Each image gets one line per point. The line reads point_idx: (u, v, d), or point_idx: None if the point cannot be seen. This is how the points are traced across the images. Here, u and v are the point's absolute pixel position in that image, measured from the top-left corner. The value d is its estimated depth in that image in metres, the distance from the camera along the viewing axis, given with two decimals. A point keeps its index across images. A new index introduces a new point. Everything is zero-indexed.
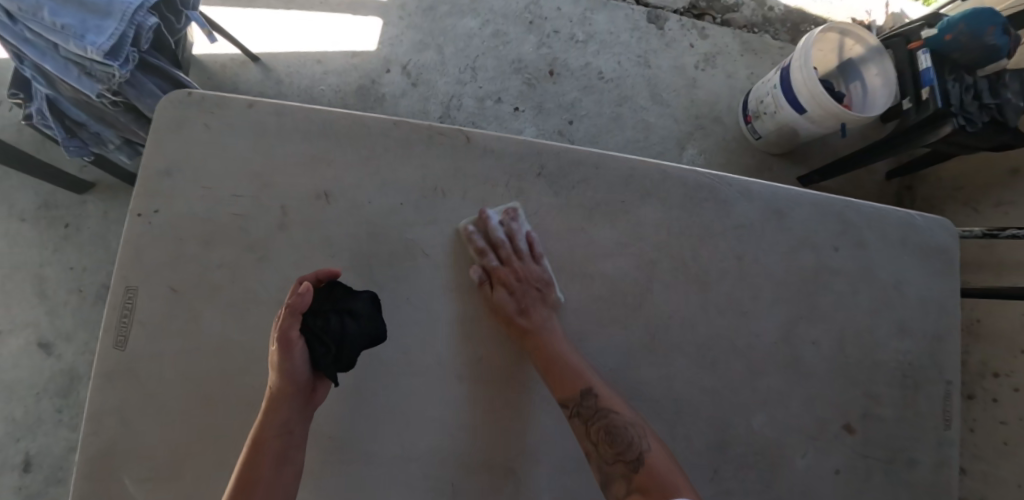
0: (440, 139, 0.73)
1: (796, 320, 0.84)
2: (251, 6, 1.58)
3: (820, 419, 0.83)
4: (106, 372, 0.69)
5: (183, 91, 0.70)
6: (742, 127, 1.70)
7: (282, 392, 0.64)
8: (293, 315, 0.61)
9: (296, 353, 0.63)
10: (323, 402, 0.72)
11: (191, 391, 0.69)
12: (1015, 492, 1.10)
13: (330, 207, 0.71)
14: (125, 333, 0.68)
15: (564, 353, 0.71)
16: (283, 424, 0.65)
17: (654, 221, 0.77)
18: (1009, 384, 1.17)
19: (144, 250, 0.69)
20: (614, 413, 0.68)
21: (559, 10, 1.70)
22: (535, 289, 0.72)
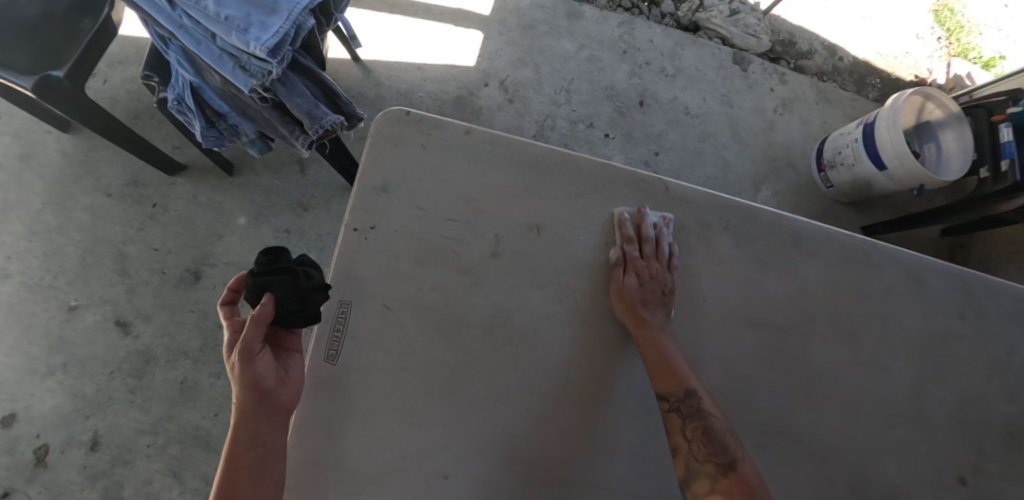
0: (641, 186, 0.77)
1: (924, 378, 0.90)
2: (392, 12, 1.63)
3: (944, 473, 0.87)
4: (315, 382, 0.66)
5: (403, 110, 0.72)
6: (814, 175, 1.77)
7: (250, 402, 0.59)
8: (251, 321, 0.59)
9: (256, 358, 0.60)
10: (529, 427, 0.68)
11: (397, 406, 0.66)
12: None
13: (539, 241, 0.73)
14: (338, 345, 0.66)
15: (674, 356, 0.68)
16: (258, 437, 0.58)
17: (637, 260, 0.72)
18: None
19: (362, 263, 0.68)
20: (713, 423, 0.64)
21: (651, 42, 1.75)
22: (650, 291, 0.70)
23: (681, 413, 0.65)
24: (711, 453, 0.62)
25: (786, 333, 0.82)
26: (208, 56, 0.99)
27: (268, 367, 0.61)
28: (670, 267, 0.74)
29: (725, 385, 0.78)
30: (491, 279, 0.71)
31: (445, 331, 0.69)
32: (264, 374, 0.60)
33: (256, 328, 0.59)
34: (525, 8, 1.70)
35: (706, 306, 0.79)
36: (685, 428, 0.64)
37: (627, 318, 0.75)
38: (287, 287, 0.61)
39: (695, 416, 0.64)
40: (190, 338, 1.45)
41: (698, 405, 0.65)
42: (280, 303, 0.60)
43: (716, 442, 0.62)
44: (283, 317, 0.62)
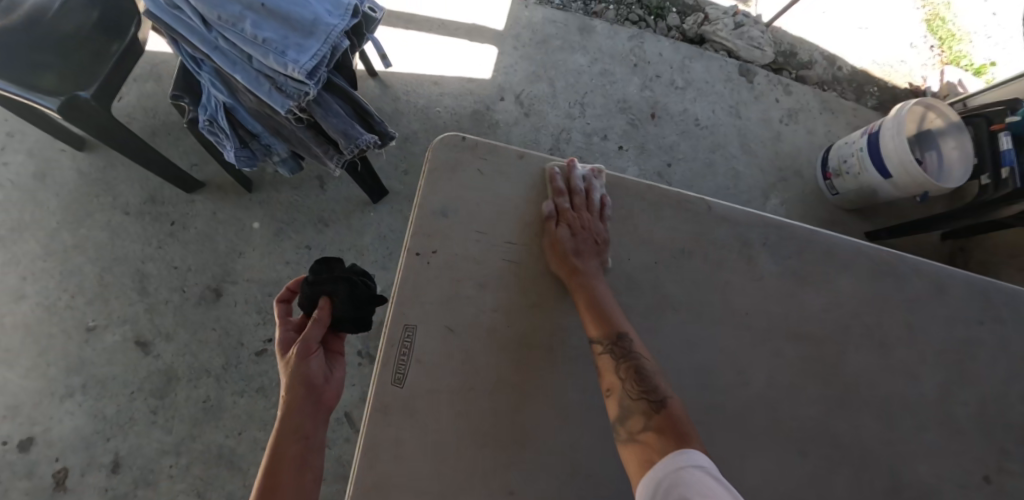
0: (685, 206, 0.80)
1: (950, 383, 0.93)
2: (409, 28, 1.65)
3: (969, 472, 0.91)
4: (383, 406, 0.67)
5: (460, 136, 0.74)
6: (820, 183, 1.82)
7: (299, 394, 0.75)
8: (313, 323, 0.79)
9: (309, 354, 0.78)
10: (589, 446, 0.70)
11: (464, 428, 0.68)
12: None
13: (592, 262, 0.75)
14: (406, 368, 0.68)
15: (607, 303, 0.69)
16: (301, 418, 0.74)
17: (568, 212, 0.73)
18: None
19: (426, 287, 0.71)
20: (645, 366, 0.65)
21: (660, 55, 1.79)
22: (582, 240, 0.71)
23: (617, 352, 0.65)
24: (646, 391, 0.63)
25: (823, 344, 0.85)
26: (245, 78, 1.00)
27: (318, 363, 0.79)
28: (603, 216, 0.75)
29: (769, 396, 0.81)
30: (549, 299, 0.73)
31: (508, 350, 0.71)
32: (314, 369, 0.78)
33: (316, 329, 0.78)
34: (538, 22, 1.73)
35: (749, 319, 0.81)
36: (618, 367, 0.65)
37: (677, 334, 0.77)
38: (347, 295, 0.82)
39: (630, 356, 0.65)
40: (213, 356, 1.44)
41: (632, 347, 0.66)
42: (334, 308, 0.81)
43: (649, 380, 0.64)
44: (334, 322, 0.82)
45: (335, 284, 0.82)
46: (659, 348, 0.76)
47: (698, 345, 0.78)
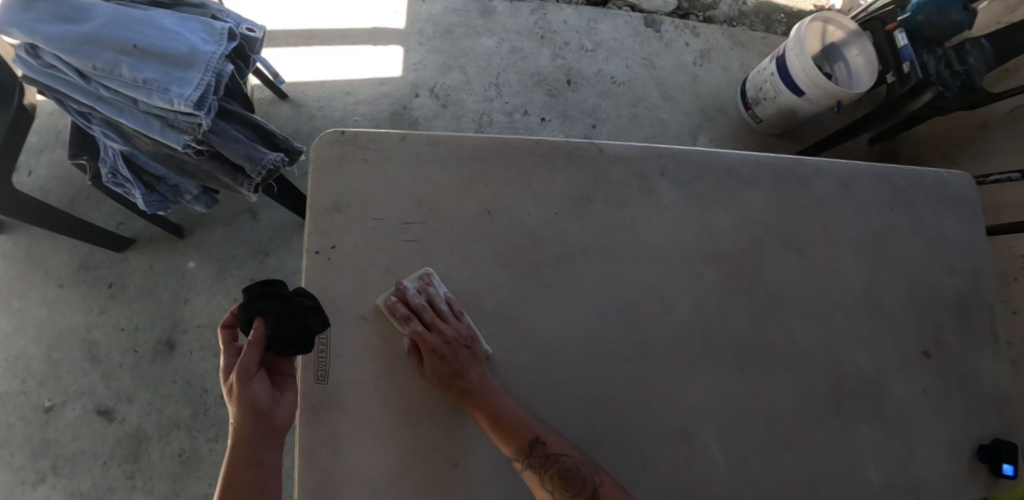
0: (576, 153, 0.80)
1: (874, 270, 0.94)
2: (309, 45, 1.64)
3: (904, 351, 0.94)
4: (311, 407, 0.68)
5: (337, 131, 0.76)
6: (743, 114, 1.86)
7: (247, 423, 0.61)
8: (247, 346, 0.61)
9: (248, 385, 0.61)
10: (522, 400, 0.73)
11: (397, 408, 0.69)
12: None
13: (493, 225, 0.76)
14: (325, 363, 0.69)
15: (502, 402, 0.67)
16: (243, 459, 0.60)
17: (426, 338, 0.68)
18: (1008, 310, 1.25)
19: (332, 284, 0.72)
20: (568, 462, 0.65)
21: (565, 22, 1.80)
22: (456, 357, 0.68)
23: (538, 465, 0.64)
24: (577, 492, 0.64)
25: (743, 258, 0.86)
26: (136, 122, 0.98)
27: (264, 392, 0.62)
28: (458, 318, 0.71)
29: (697, 318, 0.82)
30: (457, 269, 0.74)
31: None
32: (259, 396, 0.62)
33: (250, 354, 0.60)
34: (438, 13, 1.73)
35: (662, 249, 0.82)
36: (543, 479, 0.64)
37: (591, 276, 0.78)
38: (278, 312, 0.63)
39: (549, 464, 0.64)
40: (179, 409, 1.42)
41: (550, 449, 0.65)
42: (269, 328, 0.62)
43: (577, 480, 0.64)
44: (273, 341, 0.63)
45: (265, 301, 0.64)
46: (578, 295, 0.77)
47: (616, 285, 0.78)
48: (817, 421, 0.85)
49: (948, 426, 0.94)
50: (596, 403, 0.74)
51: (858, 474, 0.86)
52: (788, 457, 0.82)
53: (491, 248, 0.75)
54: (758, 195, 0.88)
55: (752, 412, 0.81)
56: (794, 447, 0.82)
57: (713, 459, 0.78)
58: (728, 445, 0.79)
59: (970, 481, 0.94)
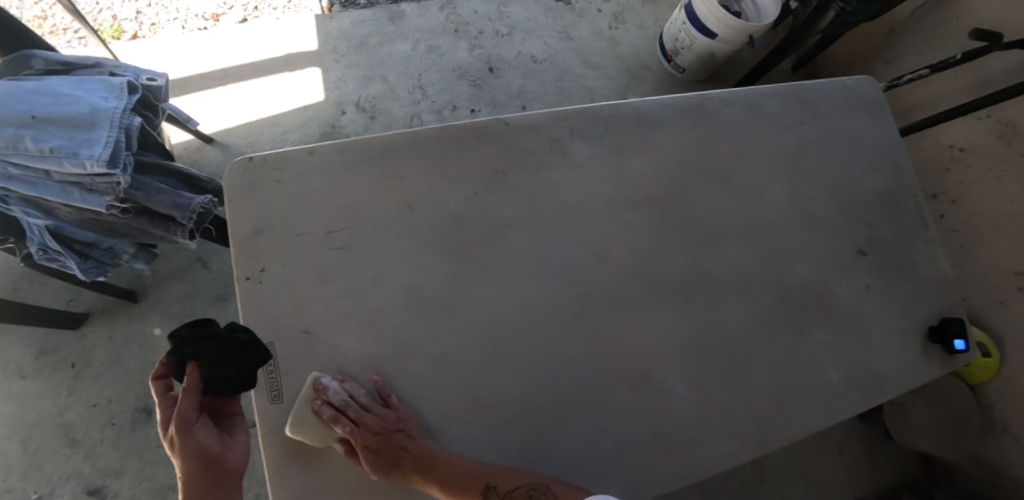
0: (485, 131, 0.81)
1: (798, 183, 0.96)
2: (225, 83, 1.63)
3: (842, 254, 0.96)
4: (275, 427, 0.70)
5: (244, 158, 0.78)
6: (665, 66, 1.90)
7: (196, 471, 0.62)
8: (183, 392, 0.62)
9: (192, 432, 0.63)
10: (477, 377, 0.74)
11: None
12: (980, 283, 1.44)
13: (413, 217, 0.77)
14: (277, 383, 0.70)
15: (446, 462, 0.67)
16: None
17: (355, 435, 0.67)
18: (948, 200, 1.46)
19: (272, 306, 0.74)
20: (529, 492, 0.64)
21: (476, 12, 1.81)
22: (385, 440, 0.67)
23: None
24: None
25: (669, 199, 0.86)
26: (53, 194, 0.96)
27: (208, 438, 0.64)
28: (387, 401, 0.70)
29: (634, 263, 0.82)
30: (388, 265, 0.75)
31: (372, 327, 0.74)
32: (206, 442, 0.63)
33: (187, 401, 0.62)
34: (348, 29, 1.73)
35: (587, 205, 0.82)
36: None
37: (521, 245, 0.78)
38: (213, 353, 0.65)
39: (514, 499, 0.64)
40: (172, 471, 1.39)
41: (503, 488, 0.65)
42: (204, 372, 0.64)
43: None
44: (211, 385, 0.65)
45: (199, 344, 0.65)
46: (511, 266, 0.77)
47: (546, 248, 0.79)
48: (771, 338, 0.87)
49: (895, 317, 0.98)
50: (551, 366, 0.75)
51: (822, 379, 0.88)
52: (749, 376, 0.83)
53: (416, 239, 0.76)
54: (672, 133, 0.89)
55: (705, 343, 0.82)
56: (753, 367, 0.84)
57: (677, 394, 0.79)
58: (689, 379, 0.80)
59: (929, 363, 0.97)
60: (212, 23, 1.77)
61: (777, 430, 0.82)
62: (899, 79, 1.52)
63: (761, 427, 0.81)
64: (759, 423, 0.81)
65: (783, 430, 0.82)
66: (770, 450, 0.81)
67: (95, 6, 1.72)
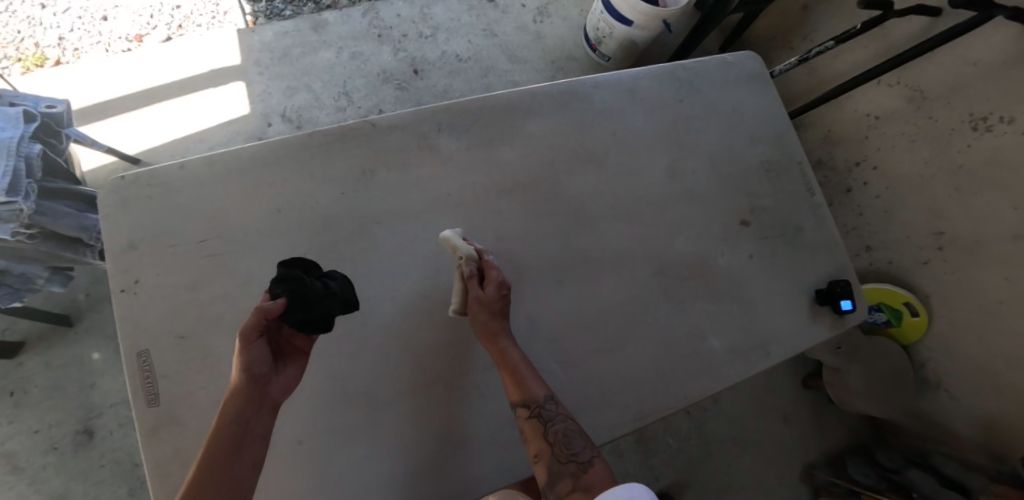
0: (351, 134, 0.84)
1: (675, 158, 0.96)
2: (149, 104, 1.63)
3: (722, 224, 0.96)
4: (155, 426, 0.75)
5: (115, 177, 0.81)
6: (592, 56, 1.93)
7: (243, 384, 0.66)
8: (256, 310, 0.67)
9: (253, 351, 0.66)
10: (347, 367, 0.78)
11: (228, 405, 0.76)
12: (909, 251, 1.44)
13: (281, 220, 0.81)
14: (154, 385, 0.75)
15: (525, 370, 0.72)
16: (236, 419, 0.64)
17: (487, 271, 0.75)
18: (870, 166, 1.52)
19: (149, 313, 0.78)
20: (568, 429, 0.68)
21: (399, 16, 1.83)
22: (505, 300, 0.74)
23: (544, 417, 0.69)
24: (575, 453, 0.66)
25: (539, 183, 0.87)
26: None
27: (260, 358, 0.67)
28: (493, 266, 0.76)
29: (501, 249, 0.84)
30: (257, 269, 0.79)
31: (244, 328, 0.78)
32: (255, 359, 0.67)
33: (252, 319, 0.66)
34: (271, 41, 1.74)
35: (453, 197, 0.84)
36: (546, 431, 0.68)
37: (388, 240, 0.82)
38: (296, 289, 0.72)
39: (553, 422, 0.68)
40: (117, 490, 1.40)
41: (554, 408, 0.70)
42: (285, 301, 0.70)
43: (576, 442, 0.67)
44: (282, 318, 0.71)
45: (286, 279, 0.73)
46: (374, 261, 0.81)
47: (413, 242, 0.82)
48: (648, 313, 0.88)
49: (784, 284, 0.99)
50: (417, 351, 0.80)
51: (703, 348, 0.89)
52: (625, 350, 0.85)
53: (285, 243, 0.80)
54: (538, 119, 0.90)
55: (575, 323, 0.85)
56: (629, 342, 0.86)
57: (546, 371, 0.82)
58: (561, 356, 0.83)
59: (818, 325, 0.98)
60: (136, 44, 1.79)
61: (653, 400, 0.84)
62: (808, 53, 1.61)
63: (637, 398, 0.83)
64: (635, 393, 0.84)
65: (660, 400, 0.84)
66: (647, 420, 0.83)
67: (18, 35, 1.74)
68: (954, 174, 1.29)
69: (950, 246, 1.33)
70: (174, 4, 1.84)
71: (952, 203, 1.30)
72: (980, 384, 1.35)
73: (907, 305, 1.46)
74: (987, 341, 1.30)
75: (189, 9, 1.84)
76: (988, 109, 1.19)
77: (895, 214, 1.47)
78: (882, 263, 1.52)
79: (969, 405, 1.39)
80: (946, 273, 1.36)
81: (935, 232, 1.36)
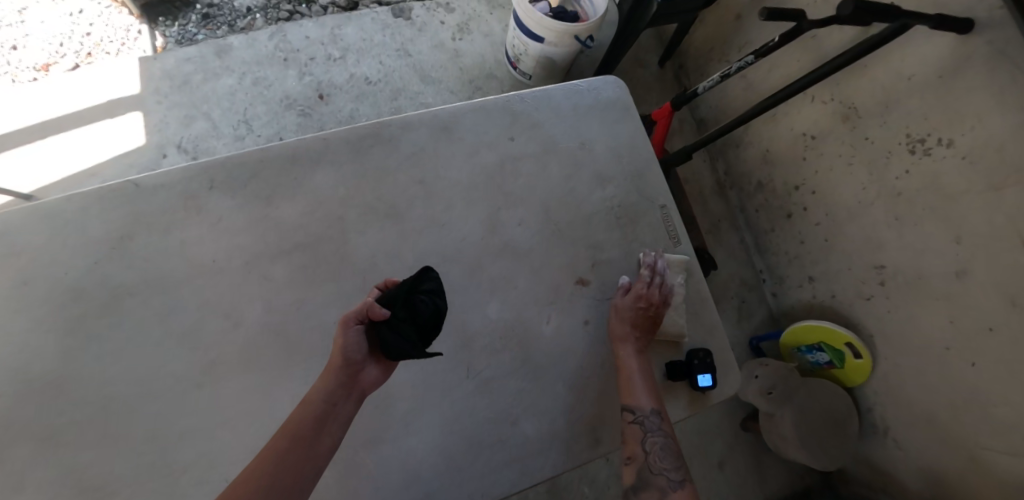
0: (112, 193, 0.78)
1: (495, 210, 0.85)
2: (44, 137, 1.59)
3: (551, 284, 0.83)
4: None
5: None
6: (513, 73, 1.78)
7: (333, 367, 0.63)
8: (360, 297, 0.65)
9: (353, 333, 0.64)
10: (87, 456, 0.72)
11: None
12: (850, 289, 1.27)
13: (29, 294, 0.76)
14: None
15: (637, 374, 0.74)
16: (322, 395, 0.61)
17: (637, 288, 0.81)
18: (808, 191, 1.33)
19: None
20: (664, 442, 0.69)
21: (307, 38, 1.76)
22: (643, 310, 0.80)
23: (644, 427, 0.70)
24: (668, 468, 0.66)
25: (320, 243, 0.79)
26: None
27: (357, 343, 0.64)
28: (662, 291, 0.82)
29: (271, 320, 0.76)
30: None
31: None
32: (352, 345, 0.64)
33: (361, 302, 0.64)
34: (172, 67, 1.69)
35: (221, 263, 0.78)
36: (644, 440, 0.69)
37: (142, 312, 0.76)
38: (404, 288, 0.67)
39: (652, 435, 0.69)
40: None
41: (660, 416, 0.71)
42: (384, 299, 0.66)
43: (670, 458, 0.67)
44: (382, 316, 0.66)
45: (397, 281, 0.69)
46: (125, 336, 0.75)
47: (170, 313, 0.76)
48: (443, 394, 0.76)
49: None
50: (167, 440, 0.72)
51: (511, 434, 0.76)
52: (410, 437, 0.74)
53: (31, 316, 0.75)
54: (326, 172, 0.82)
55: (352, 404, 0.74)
56: (416, 428, 0.74)
57: None
58: None
59: (673, 402, 0.83)
60: (43, 73, 1.70)
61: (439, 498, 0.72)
62: (729, 68, 1.35)
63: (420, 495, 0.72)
64: (419, 491, 0.72)
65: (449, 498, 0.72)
66: None
67: None
68: (892, 201, 1.11)
69: (891, 282, 1.16)
70: (85, 30, 1.74)
71: (892, 235, 1.13)
72: (923, 437, 1.15)
73: (848, 345, 1.25)
74: (929, 390, 1.11)
75: (100, 35, 1.75)
76: (926, 129, 1.02)
77: (835, 246, 1.29)
78: (825, 297, 1.35)
79: (915, 455, 1.18)
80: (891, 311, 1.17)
81: (876, 265, 1.19)
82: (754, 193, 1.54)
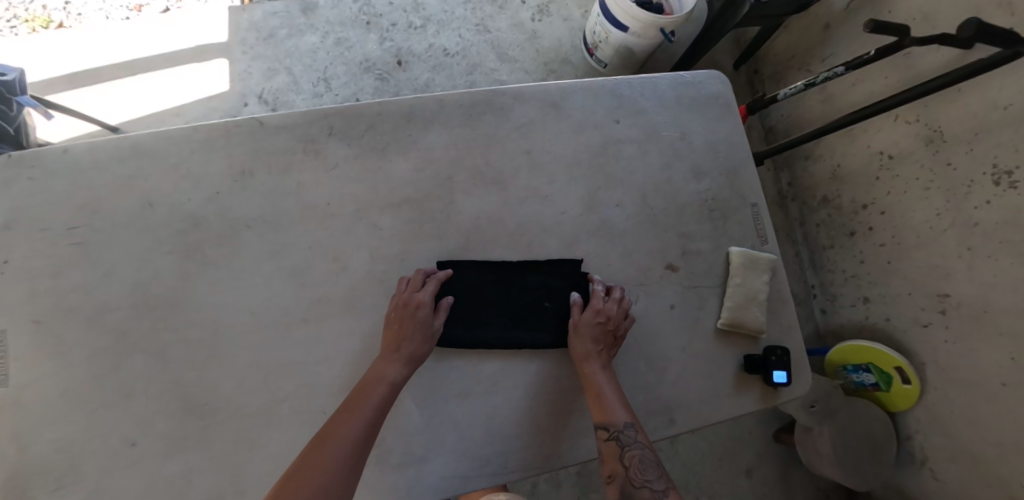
0: (236, 129, 0.81)
1: (595, 189, 0.87)
2: (134, 74, 1.65)
3: (641, 267, 0.86)
4: None
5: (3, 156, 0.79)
6: (589, 60, 1.77)
7: (387, 351, 0.73)
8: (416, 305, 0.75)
9: (424, 328, 0.74)
10: (195, 375, 0.76)
11: (72, 400, 0.74)
12: (909, 316, 1.24)
13: (152, 216, 0.80)
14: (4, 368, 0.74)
15: (610, 392, 0.73)
16: (398, 383, 0.71)
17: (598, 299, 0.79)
18: (877, 211, 1.31)
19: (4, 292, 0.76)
20: (645, 455, 0.68)
21: (391, 3, 1.78)
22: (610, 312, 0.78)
23: (621, 441, 0.69)
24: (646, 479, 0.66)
25: (429, 203, 0.82)
26: None
27: (412, 342, 0.73)
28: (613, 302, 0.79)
29: (375, 270, 0.80)
30: (121, 262, 0.78)
31: (98, 323, 0.77)
32: (407, 345, 0.73)
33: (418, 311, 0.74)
34: (259, 20, 1.73)
35: (334, 209, 0.81)
36: (622, 455, 0.68)
37: (259, 247, 0.79)
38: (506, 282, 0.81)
39: (632, 447, 0.69)
40: None
41: (638, 430, 0.70)
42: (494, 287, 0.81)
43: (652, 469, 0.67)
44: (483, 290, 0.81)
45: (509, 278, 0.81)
46: (235, 268, 0.79)
47: (283, 250, 0.79)
48: (528, 359, 0.79)
49: (709, 345, 0.84)
50: (267, 368, 0.76)
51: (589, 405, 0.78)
52: (493, 395, 0.77)
53: (152, 238, 0.79)
54: (439, 134, 0.84)
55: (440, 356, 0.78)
56: (502, 386, 0.77)
57: (400, 406, 0.76)
58: (421, 390, 0.76)
59: (745, 399, 0.83)
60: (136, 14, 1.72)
61: (517, 457, 0.75)
62: (816, 77, 1.29)
63: (500, 450, 0.75)
64: (497, 447, 0.75)
65: (525, 458, 0.75)
66: (504, 477, 0.74)
67: None
68: (967, 231, 1.09)
69: (953, 313, 1.13)
70: None
71: (962, 265, 1.11)
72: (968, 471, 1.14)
73: (897, 370, 1.24)
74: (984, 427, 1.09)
75: None
76: (1013, 161, 0.98)
77: (900, 269, 1.26)
78: (881, 321, 1.33)
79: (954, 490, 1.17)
80: (949, 342, 1.15)
81: (939, 293, 1.16)
82: (818, 207, 1.52)
